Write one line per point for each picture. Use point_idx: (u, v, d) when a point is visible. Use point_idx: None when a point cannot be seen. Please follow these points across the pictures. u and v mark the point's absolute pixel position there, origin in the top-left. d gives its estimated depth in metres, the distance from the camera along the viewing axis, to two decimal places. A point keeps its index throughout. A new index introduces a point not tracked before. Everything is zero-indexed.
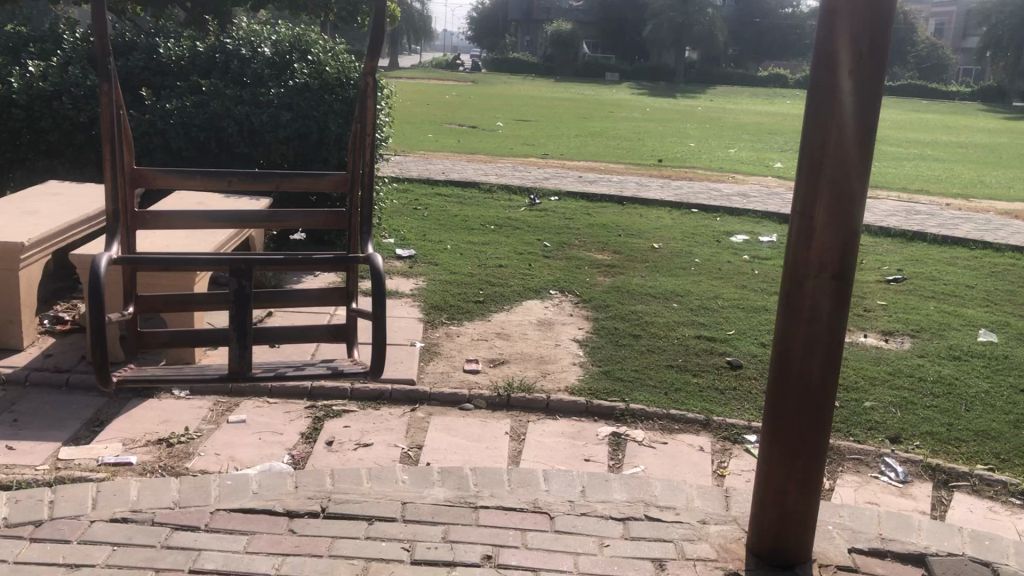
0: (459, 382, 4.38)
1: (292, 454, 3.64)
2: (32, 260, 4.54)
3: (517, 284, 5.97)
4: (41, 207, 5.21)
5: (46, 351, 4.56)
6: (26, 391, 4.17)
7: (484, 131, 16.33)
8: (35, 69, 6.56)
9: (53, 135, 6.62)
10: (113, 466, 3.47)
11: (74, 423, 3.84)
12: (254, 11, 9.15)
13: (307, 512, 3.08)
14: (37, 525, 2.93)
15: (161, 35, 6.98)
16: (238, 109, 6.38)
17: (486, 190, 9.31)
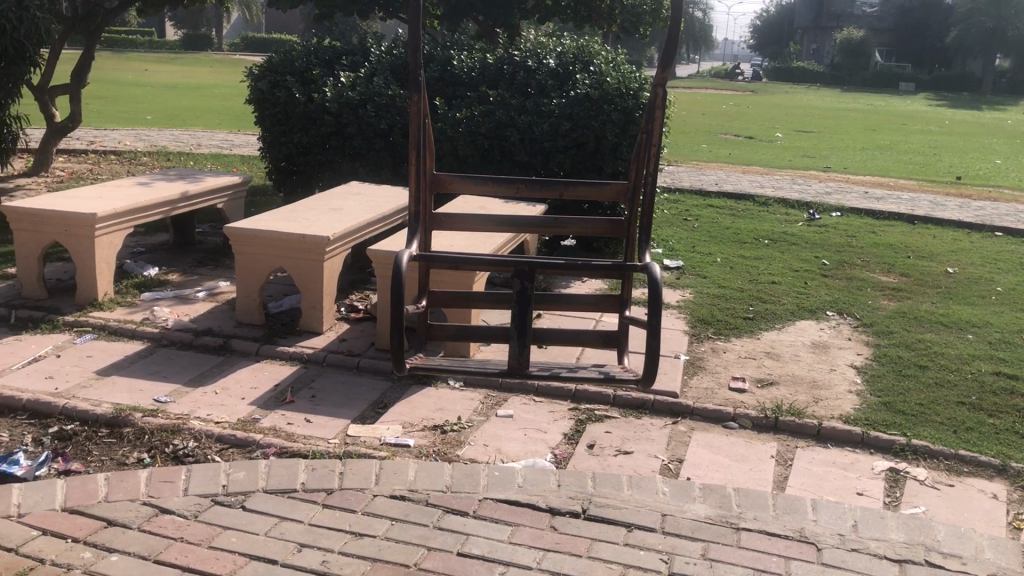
0: (724, 400, 4.29)
1: (555, 453, 3.74)
2: (334, 253, 5.00)
3: (790, 303, 5.76)
4: (344, 205, 5.74)
5: (341, 336, 5.02)
6: (323, 370, 4.61)
7: (763, 143, 15.83)
8: (346, 79, 7.27)
9: (357, 140, 7.28)
10: (393, 447, 3.75)
11: (361, 404, 4.19)
12: (541, 23, 9.51)
13: (568, 512, 3.16)
14: (328, 492, 3.23)
15: (455, 47, 7.48)
16: (522, 118, 6.66)
17: (762, 203, 9.04)
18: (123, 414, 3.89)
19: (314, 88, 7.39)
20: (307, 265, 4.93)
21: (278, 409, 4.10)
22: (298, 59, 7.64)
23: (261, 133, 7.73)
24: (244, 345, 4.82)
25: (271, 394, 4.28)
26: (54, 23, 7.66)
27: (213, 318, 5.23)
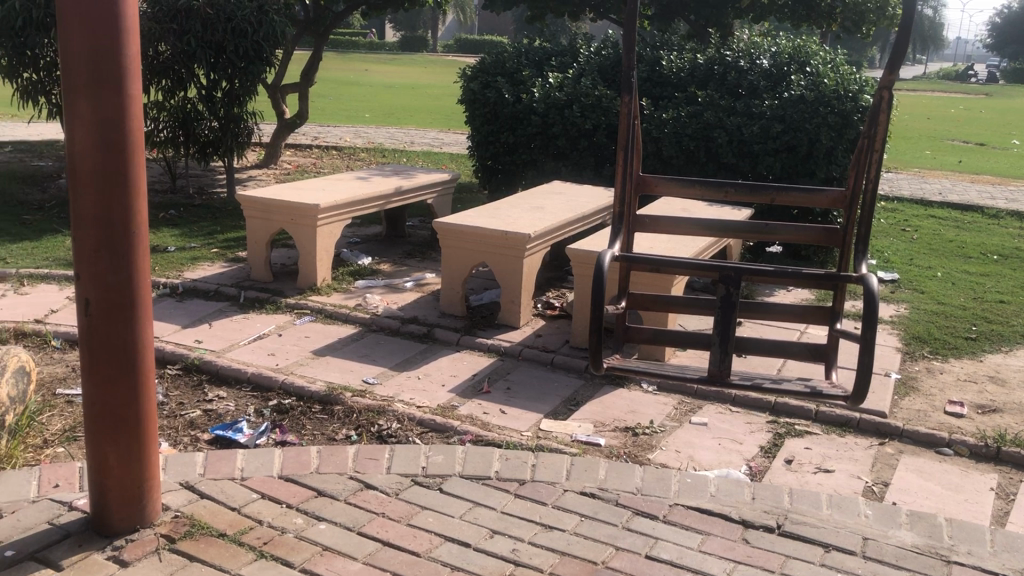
0: (938, 424, 4.02)
1: (751, 465, 3.64)
2: (533, 250, 5.09)
3: (1020, 325, 5.30)
4: (546, 204, 5.84)
5: (538, 332, 5.11)
6: (519, 364, 4.71)
7: (996, 150, 14.63)
8: (554, 80, 7.39)
9: (562, 140, 7.36)
10: (584, 444, 3.78)
11: (555, 400, 4.25)
12: (756, 23, 9.24)
13: (762, 526, 3.07)
14: (521, 483, 3.31)
15: (665, 47, 7.43)
16: (730, 120, 6.51)
17: (992, 215, 8.36)
18: (334, 392, 4.15)
19: (523, 89, 7.56)
20: (508, 261, 5.05)
21: (475, 398, 4.23)
22: (509, 61, 7.85)
23: (470, 132, 7.99)
24: (446, 334, 5.00)
25: (469, 383, 4.42)
26: (290, 27, 8.27)
27: (418, 307, 5.47)
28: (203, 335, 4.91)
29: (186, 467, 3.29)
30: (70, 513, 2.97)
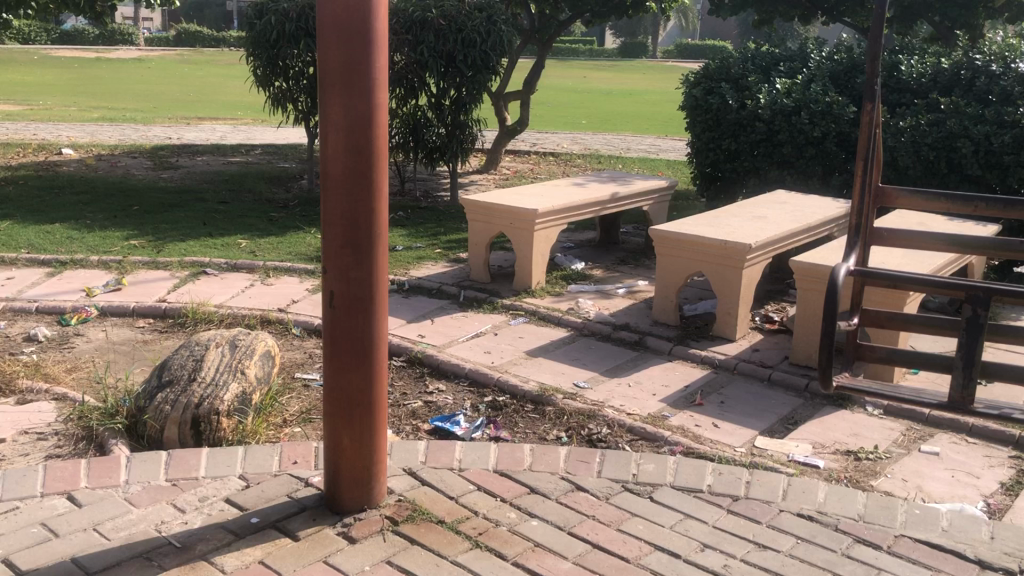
0: None
1: (988, 502, 3.37)
2: (753, 261, 4.96)
3: None
4: (769, 214, 5.66)
5: (754, 346, 4.97)
6: (733, 378, 4.60)
7: None
8: (782, 86, 7.16)
9: (787, 147, 7.12)
10: (802, 465, 3.64)
11: (771, 417, 4.12)
12: (1012, 24, 8.51)
13: (1001, 568, 2.83)
14: (734, 499, 3.24)
15: (906, 52, 7.13)
16: (977, 129, 6.04)
17: None
18: (547, 394, 4.23)
19: (748, 95, 7.36)
20: (726, 271, 4.95)
21: (687, 409, 4.18)
22: (734, 66, 7.69)
23: (691, 139, 7.90)
24: (658, 343, 4.97)
25: (681, 394, 4.37)
26: (516, 36, 8.52)
27: (631, 314, 5.47)
28: (425, 330, 5.16)
29: (409, 454, 3.47)
30: (306, 488, 3.22)
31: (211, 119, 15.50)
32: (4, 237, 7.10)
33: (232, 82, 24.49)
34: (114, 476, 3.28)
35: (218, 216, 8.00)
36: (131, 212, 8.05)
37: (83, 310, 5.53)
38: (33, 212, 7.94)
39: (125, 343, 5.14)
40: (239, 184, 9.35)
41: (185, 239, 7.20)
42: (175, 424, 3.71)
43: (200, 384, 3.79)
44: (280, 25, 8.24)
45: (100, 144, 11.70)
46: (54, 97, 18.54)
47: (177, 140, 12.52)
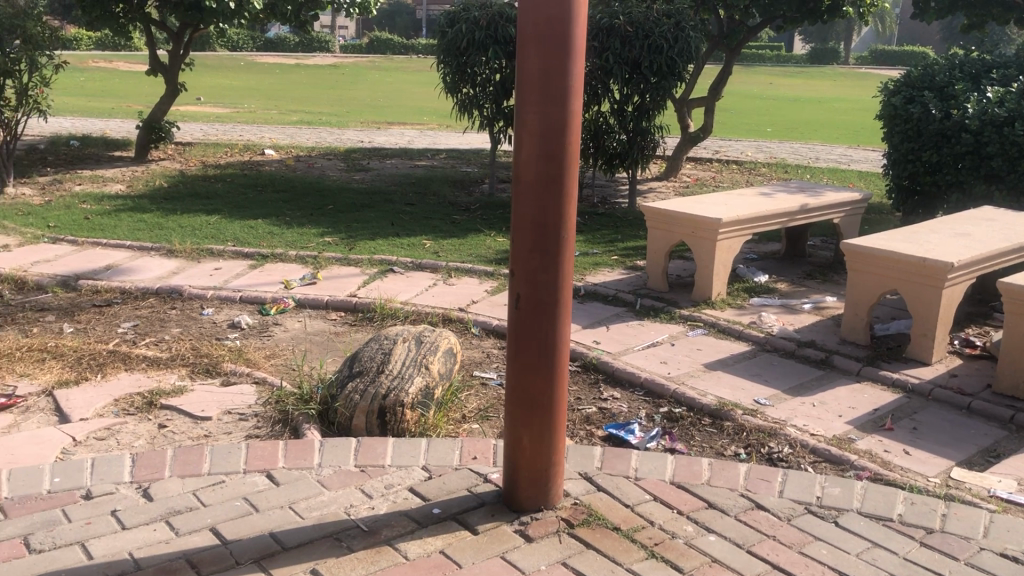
0: None
1: None
2: (955, 281, 4.67)
3: None
4: (973, 231, 5.31)
5: (953, 371, 4.67)
6: (928, 404, 4.34)
7: None
8: (993, 95, 6.71)
9: (996, 160, 6.66)
10: (1004, 502, 3.38)
11: (970, 448, 3.86)
12: None
13: None
14: (927, 531, 3.05)
15: None
16: None
17: None
18: (725, 408, 4.15)
19: (954, 104, 6.91)
20: (924, 290, 4.69)
21: (875, 434, 3.98)
22: (939, 74, 7.27)
23: (887, 149, 7.52)
24: (846, 363, 4.77)
25: (870, 417, 4.17)
26: (703, 42, 8.39)
27: (817, 331, 5.27)
28: (601, 336, 5.17)
29: (585, 459, 3.49)
30: (485, 484, 3.30)
31: (399, 124, 16.16)
32: (214, 230, 7.70)
33: (420, 88, 25.41)
34: (308, 458, 3.48)
35: (404, 217, 8.33)
36: (326, 211, 8.51)
37: (282, 301, 5.91)
38: (239, 208, 8.55)
39: (318, 334, 5.45)
40: (425, 187, 9.70)
41: (374, 238, 7.55)
42: (363, 413, 3.90)
43: (387, 376, 3.97)
44: (470, 33, 8.48)
45: (298, 146, 12.45)
46: (260, 103, 19.85)
47: (368, 143, 13.13)
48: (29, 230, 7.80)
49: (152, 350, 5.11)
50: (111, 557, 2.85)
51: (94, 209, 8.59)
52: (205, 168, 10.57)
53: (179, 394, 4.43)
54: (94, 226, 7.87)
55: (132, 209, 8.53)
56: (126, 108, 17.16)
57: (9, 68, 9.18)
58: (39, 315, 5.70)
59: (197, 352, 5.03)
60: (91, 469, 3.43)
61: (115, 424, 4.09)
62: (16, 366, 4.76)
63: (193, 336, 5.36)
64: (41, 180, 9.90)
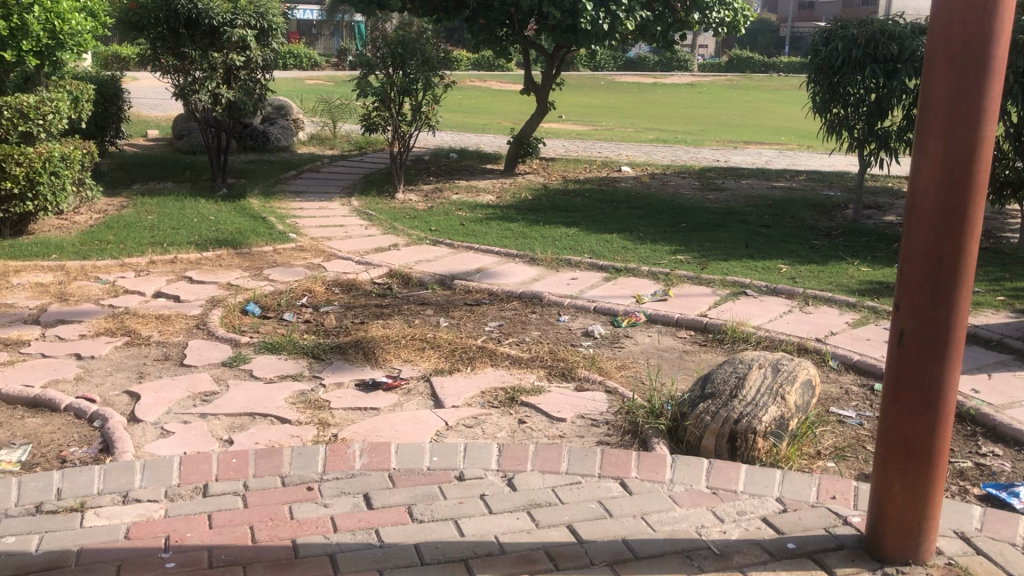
0: None
1: None
2: None
3: None
4: None
5: None
6: None
7: None
8: None
9: None
10: None
11: None
12: None
13: None
14: None
15: None
16: None
17: None
18: None
19: None
20: None
21: None
22: None
23: None
24: None
25: None
26: None
27: None
28: (981, 385, 4.68)
29: (961, 517, 3.18)
30: (844, 526, 3.15)
31: (757, 143, 15.85)
32: (573, 242, 8.07)
33: (781, 107, 24.69)
34: (660, 472, 3.54)
35: (759, 239, 8.15)
36: (680, 229, 8.58)
37: (634, 315, 6.05)
38: (597, 222, 8.89)
39: (668, 350, 5.50)
40: (782, 209, 9.40)
41: (728, 259, 7.47)
42: (713, 435, 3.87)
43: (741, 402, 3.90)
44: (846, 51, 8.10)
45: (655, 163, 12.67)
46: (618, 120, 20.51)
47: (724, 163, 13.03)
48: (415, 231, 8.72)
49: (514, 349, 5.47)
50: (481, 537, 3.11)
51: (469, 216, 9.39)
52: (567, 182, 11.12)
53: (538, 393, 4.70)
54: (468, 232, 8.60)
55: (502, 218, 9.21)
56: (499, 124, 18.58)
57: (407, 86, 10.30)
58: (420, 308, 6.35)
59: (554, 356, 5.31)
60: (464, 452, 3.75)
61: (481, 414, 4.44)
62: (400, 352, 5.34)
63: (551, 340, 5.66)
64: (425, 188, 11.00)
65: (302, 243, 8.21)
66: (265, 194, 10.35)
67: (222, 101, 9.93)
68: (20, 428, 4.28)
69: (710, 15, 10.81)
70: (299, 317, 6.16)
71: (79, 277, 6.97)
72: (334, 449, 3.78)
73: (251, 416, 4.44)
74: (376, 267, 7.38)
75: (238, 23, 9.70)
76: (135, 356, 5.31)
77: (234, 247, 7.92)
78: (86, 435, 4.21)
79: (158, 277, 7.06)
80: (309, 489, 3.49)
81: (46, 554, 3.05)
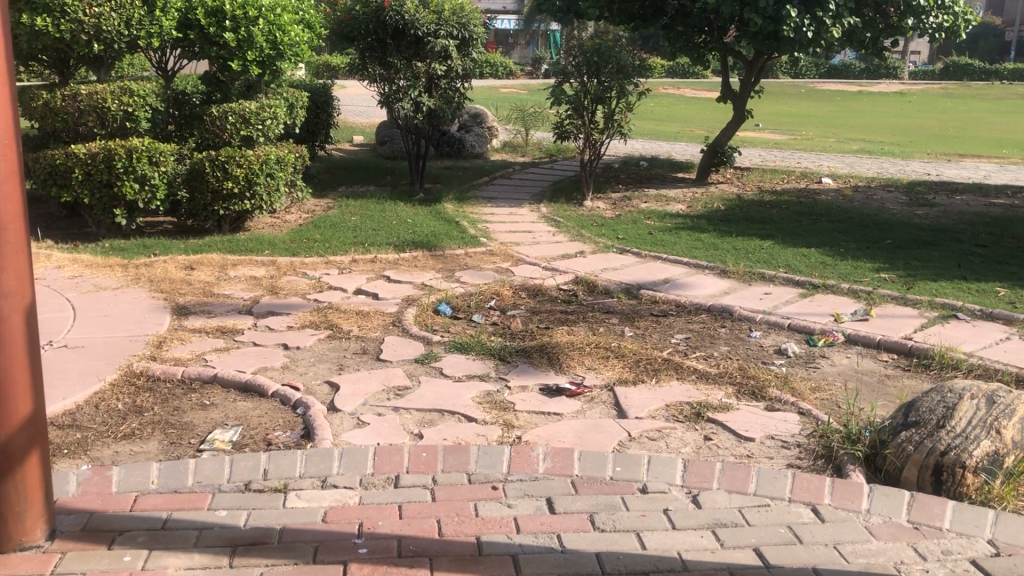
0: None
1: None
2: None
3: None
4: None
5: None
6: None
7: None
8: None
9: None
10: None
11: None
12: None
13: None
14: None
15: None
16: None
17: None
18: None
19: None
20: None
21: None
22: None
23: None
24: None
25: None
26: None
27: None
28: None
29: None
30: None
31: (974, 156, 14.76)
32: (767, 255, 7.82)
33: (1002, 118, 22.86)
34: (856, 502, 3.37)
35: (974, 259, 7.58)
36: (883, 245, 8.12)
37: (831, 334, 5.78)
38: (793, 235, 8.56)
39: (868, 373, 5.22)
40: (1001, 227, 8.70)
41: (937, 279, 6.99)
42: (915, 466, 3.65)
43: (948, 433, 3.65)
44: None
45: (858, 175, 12.06)
46: (818, 130, 19.68)
47: (936, 176, 12.21)
48: (603, 239, 8.73)
49: (701, 363, 5.36)
50: (663, 551, 3.07)
51: (658, 225, 9.29)
52: (762, 193, 10.79)
53: (725, 410, 4.58)
54: (657, 241, 8.52)
55: (692, 228, 9.06)
56: (691, 132, 18.26)
57: (601, 94, 10.33)
58: (605, 317, 6.34)
59: (743, 372, 5.16)
60: (648, 464, 3.71)
61: (666, 428, 4.38)
62: (585, 358, 5.36)
63: (741, 356, 5.50)
64: (614, 196, 10.97)
65: (493, 247, 8.41)
66: (459, 199, 10.68)
67: (423, 109, 10.34)
68: (233, 410, 4.62)
69: (926, 20, 10.17)
70: (488, 319, 6.31)
71: (288, 273, 7.45)
72: (518, 451, 3.83)
73: (440, 413, 4.58)
74: (563, 274, 7.44)
75: (441, 33, 10.06)
76: (335, 349, 5.61)
77: (429, 249, 8.22)
78: (289, 420, 4.49)
79: (359, 275, 7.43)
80: (493, 488, 3.57)
81: (253, 530, 3.28)
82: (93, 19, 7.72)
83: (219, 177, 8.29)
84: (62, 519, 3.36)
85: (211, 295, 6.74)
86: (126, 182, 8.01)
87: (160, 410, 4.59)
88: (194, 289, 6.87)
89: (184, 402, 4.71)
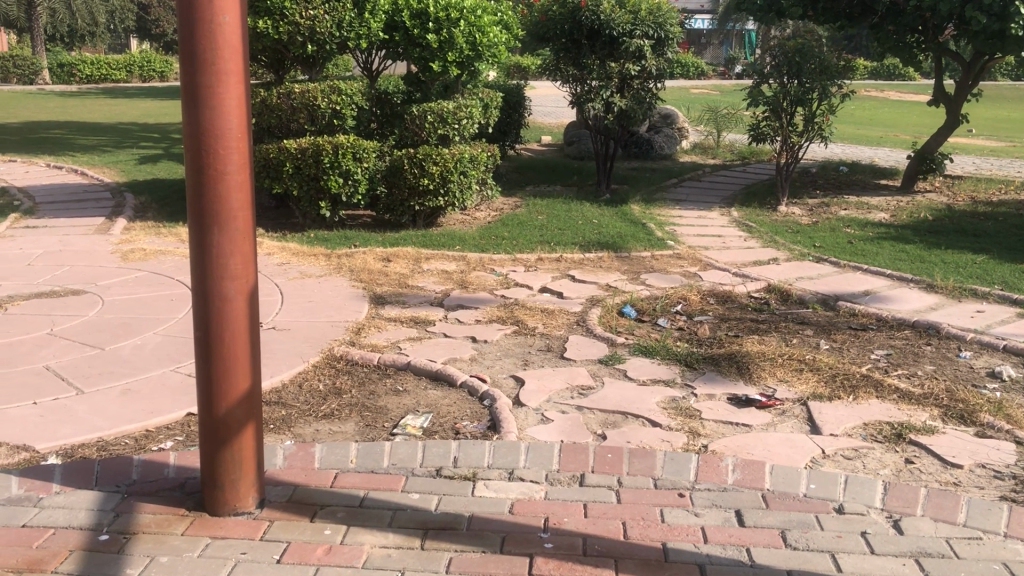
0: None
1: None
2: None
3: None
4: None
5: None
6: None
7: None
8: None
9: None
10: None
11: None
12: None
13: None
14: None
15: None
16: None
17: None
18: None
19: None
20: None
21: None
22: None
23: None
24: None
25: None
26: None
27: None
28: None
29: None
30: None
31: None
32: (982, 270, 7.27)
33: None
34: None
35: None
36: None
37: None
38: (1012, 250, 7.92)
39: None
40: None
41: None
42: None
43: None
44: None
45: None
46: None
47: None
48: (798, 247, 8.41)
49: (904, 382, 5.05)
50: None
51: (858, 233, 8.85)
52: (975, 203, 10.06)
53: (930, 433, 4.30)
54: (857, 251, 8.11)
55: (895, 238, 8.57)
56: (897, 137, 17.28)
57: (802, 96, 9.93)
58: (799, 327, 6.10)
59: (952, 394, 4.82)
60: (844, 484, 3.54)
61: (863, 447, 4.16)
62: (777, 370, 5.18)
63: (948, 377, 5.15)
64: (811, 202, 10.55)
65: (681, 251, 8.28)
66: (647, 201, 10.60)
67: (614, 109, 10.33)
68: (424, 397, 4.80)
69: None
70: (674, 324, 6.22)
71: (477, 268, 7.64)
72: (707, 460, 3.75)
73: (624, 415, 4.57)
74: (754, 280, 7.23)
75: (637, 32, 10.00)
76: (521, 345, 5.71)
77: (615, 250, 8.20)
78: (477, 411, 4.61)
79: (545, 273, 7.53)
80: (679, 495, 3.52)
81: (443, 515, 3.39)
82: (308, 22, 8.26)
83: (416, 173, 8.64)
84: (271, 489, 3.61)
85: (405, 286, 7.03)
86: (331, 176, 8.48)
87: (357, 393, 4.83)
88: (390, 279, 7.18)
89: (379, 386, 4.93)
